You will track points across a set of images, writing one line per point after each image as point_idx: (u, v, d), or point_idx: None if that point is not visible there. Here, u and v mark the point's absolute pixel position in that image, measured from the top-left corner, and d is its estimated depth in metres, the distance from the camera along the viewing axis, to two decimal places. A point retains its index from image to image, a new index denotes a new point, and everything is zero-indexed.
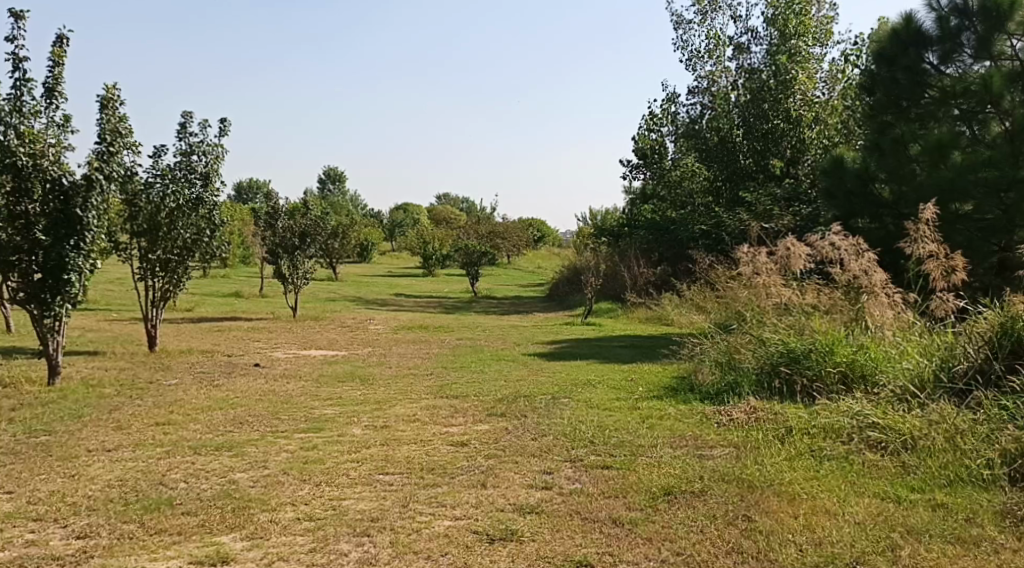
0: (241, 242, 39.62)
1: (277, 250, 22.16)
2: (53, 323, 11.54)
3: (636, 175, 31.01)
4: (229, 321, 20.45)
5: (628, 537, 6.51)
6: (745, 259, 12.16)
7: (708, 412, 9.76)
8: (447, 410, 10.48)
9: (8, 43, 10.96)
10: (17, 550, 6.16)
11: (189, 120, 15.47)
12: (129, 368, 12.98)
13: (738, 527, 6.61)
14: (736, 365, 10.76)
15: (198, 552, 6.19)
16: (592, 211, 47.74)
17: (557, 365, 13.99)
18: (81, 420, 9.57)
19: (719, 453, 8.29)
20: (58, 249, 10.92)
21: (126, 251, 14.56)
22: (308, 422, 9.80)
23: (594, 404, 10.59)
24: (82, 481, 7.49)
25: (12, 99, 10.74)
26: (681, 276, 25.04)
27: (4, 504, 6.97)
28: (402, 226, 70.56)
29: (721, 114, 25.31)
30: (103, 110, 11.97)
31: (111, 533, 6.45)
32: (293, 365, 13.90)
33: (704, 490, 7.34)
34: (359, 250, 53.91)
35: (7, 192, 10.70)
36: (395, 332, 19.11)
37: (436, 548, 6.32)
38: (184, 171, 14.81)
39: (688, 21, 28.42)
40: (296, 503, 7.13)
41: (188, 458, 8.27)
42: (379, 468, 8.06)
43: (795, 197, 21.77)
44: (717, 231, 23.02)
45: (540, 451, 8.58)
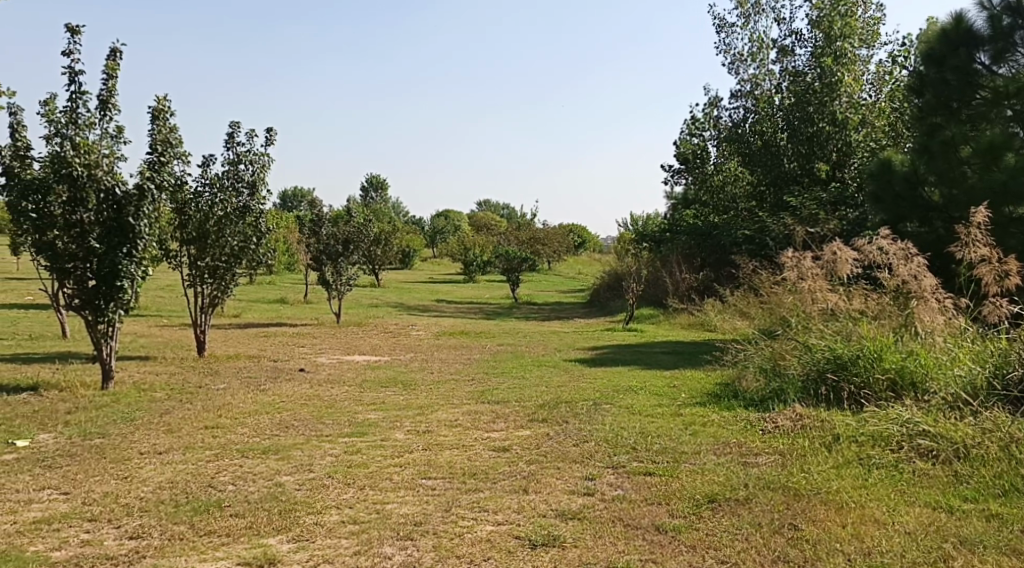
0: (286, 249, 40.18)
1: (321, 257, 22.39)
2: (107, 329, 11.79)
3: (678, 180, 30.82)
4: (274, 327, 20.74)
5: (672, 545, 6.48)
6: (790, 264, 12.04)
7: (752, 419, 9.67)
8: (489, 415, 10.52)
9: (64, 57, 11.24)
10: (72, 549, 6.30)
11: (237, 130, 15.75)
12: (179, 372, 13.22)
13: (784, 535, 6.54)
14: (781, 372, 10.64)
15: (246, 553, 6.28)
16: (634, 217, 47.55)
17: (598, 371, 13.97)
18: (133, 423, 9.77)
19: (765, 461, 8.21)
20: (111, 257, 11.16)
21: (176, 258, 14.86)
22: (352, 426, 9.90)
23: (636, 410, 10.55)
24: (135, 483, 7.65)
25: (68, 112, 11.02)
26: (724, 282, 24.86)
27: (60, 505, 7.14)
28: (443, 233, 70.93)
29: (764, 117, 25.23)
30: (154, 122, 12.23)
31: (162, 533, 6.57)
32: (336, 370, 14.05)
33: (749, 497, 7.28)
34: (401, 257, 54.33)
35: (63, 202, 10.95)
36: (436, 337, 19.24)
37: (479, 553, 6.34)
38: (232, 180, 14.99)
39: (731, 24, 28.20)
40: (341, 507, 7.20)
41: (236, 461, 8.40)
42: (422, 472, 8.11)
43: (841, 201, 21.46)
44: (761, 236, 22.78)
45: (582, 457, 8.57)
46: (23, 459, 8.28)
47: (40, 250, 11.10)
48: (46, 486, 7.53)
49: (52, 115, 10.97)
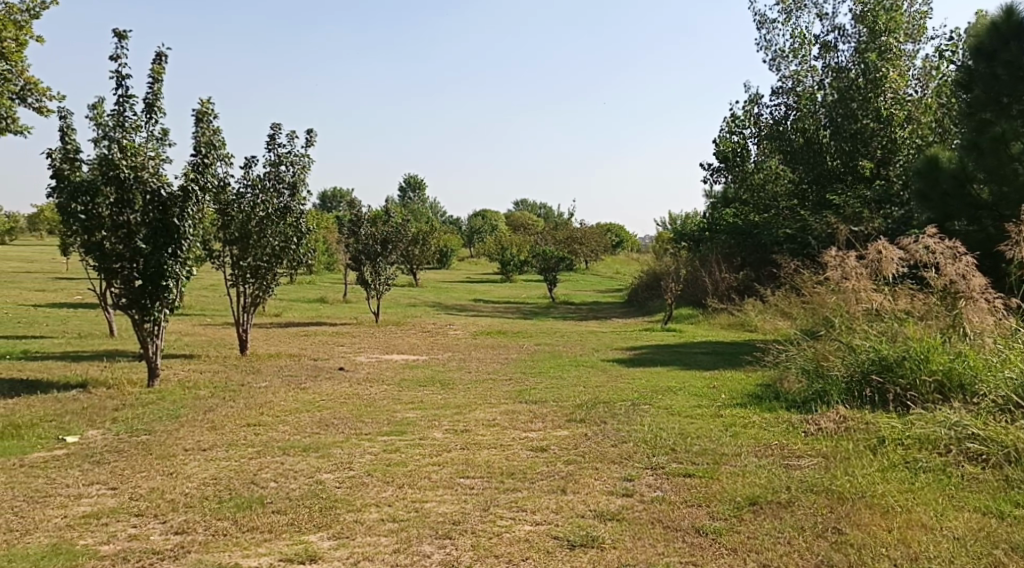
0: (326, 249, 40.54)
1: (360, 257, 22.57)
2: (153, 328, 11.97)
3: (717, 178, 30.57)
4: (314, 326, 20.92)
5: (712, 547, 6.42)
6: (834, 264, 11.90)
7: (795, 421, 9.55)
8: (526, 415, 10.52)
9: (112, 61, 11.44)
10: (120, 543, 6.41)
11: (278, 132, 15.92)
12: (222, 370, 13.40)
13: (828, 539, 6.45)
14: (824, 373, 10.49)
15: (288, 550, 6.33)
16: (671, 217, 47.29)
17: (636, 371, 13.90)
18: (178, 420, 9.91)
19: (808, 463, 8.10)
20: (157, 257, 11.34)
21: (219, 258, 15.06)
22: (390, 425, 9.95)
23: (675, 411, 10.48)
24: (179, 479, 7.76)
25: (115, 115, 11.22)
26: (764, 281, 24.63)
27: (107, 500, 7.26)
28: (480, 232, 71.06)
29: (805, 114, 25.19)
30: (198, 124, 12.42)
31: (207, 529, 6.65)
32: (375, 369, 14.14)
33: (791, 500, 7.19)
34: (438, 257, 54.58)
35: (110, 203, 11.16)
36: (474, 337, 19.28)
37: (518, 552, 6.34)
38: (273, 181, 15.17)
39: (772, 21, 27.90)
40: (380, 505, 7.24)
41: (277, 458, 8.48)
42: (461, 471, 8.13)
43: (885, 200, 21.09)
44: (803, 235, 22.54)
45: (621, 458, 8.53)
46: (72, 455, 8.44)
47: (89, 251, 11.31)
48: (94, 482, 7.66)
49: (99, 118, 11.17)
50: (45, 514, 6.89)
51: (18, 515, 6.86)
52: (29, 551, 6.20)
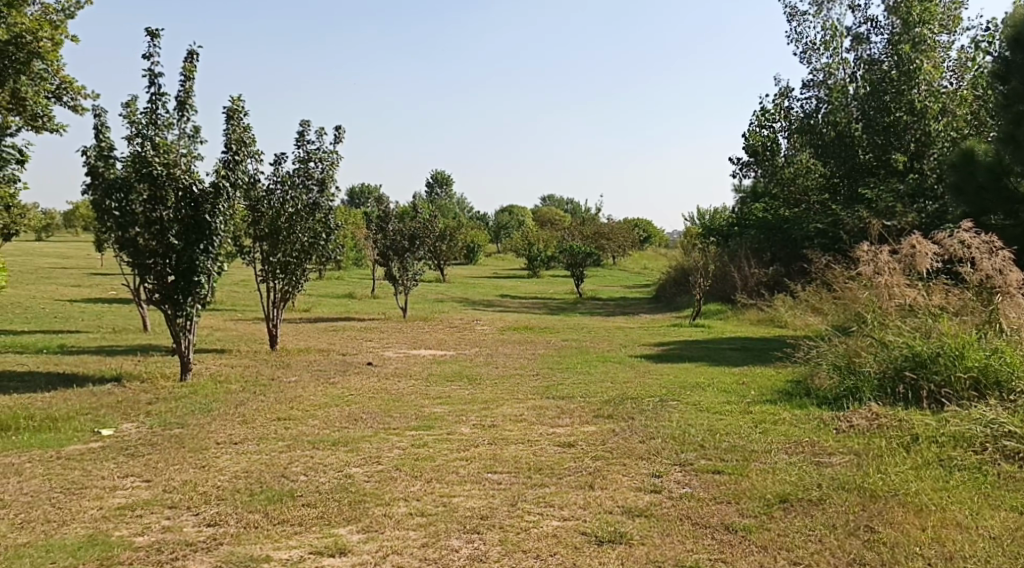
0: (354, 245, 40.77)
1: (387, 252, 22.60)
2: (186, 323, 12.08)
3: (746, 173, 30.38)
4: (343, 321, 21.05)
5: (742, 545, 6.37)
6: (866, 259, 11.82)
7: (826, 418, 9.46)
8: (554, 410, 10.51)
9: (145, 60, 11.56)
10: (154, 534, 6.48)
11: (307, 128, 16.01)
12: (252, 365, 13.50)
13: (860, 538, 6.38)
14: (856, 369, 10.34)
15: (318, 543, 6.37)
16: (700, 212, 47.04)
17: (664, 367, 13.85)
18: (210, 414, 10.02)
19: (839, 461, 8.02)
20: (190, 253, 11.46)
21: (250, 253, 15.21)
22: (418, 420, 9.97)
23: (704, 407, 10.42)
24: (212, 472, 7.83)
25: (147, 114, 11.35)
26: (795, 277, 24.38)
27: (141, 492, 7.35)
28: (508, 228, 71.10)
29: (838, 107, 24.65)
30: (229, 121, 12.55)
31: (238, 522, 6.71)
32: (403, 364, 14.20)
33: (822, 498, 7.12)
34: (466, 252, 54.75)
35: (143, 200, 11.28)
36: (502, 332, 19.30)
37: (545, 548, 6.33)
38: (303, 177, 15.26)
39: (802, 13, 27.63)
40: (408, 499, 7.26)
41: (307, 452, 8.54)
42: (488, 466, 8.13)
43: (919, 193, 20.75)
44: (834, 229, 22.35)
45: (649, 454, 8.50)
46: (107, 447, 8.55)
47: (123, 247, 11.44)
48: (129, 474, 7.76)
49: (132, 116, 11.30)
50: (82, 506, 6.99)
51: (55, 507, 6.96)
52: (66, 542, 6.29)
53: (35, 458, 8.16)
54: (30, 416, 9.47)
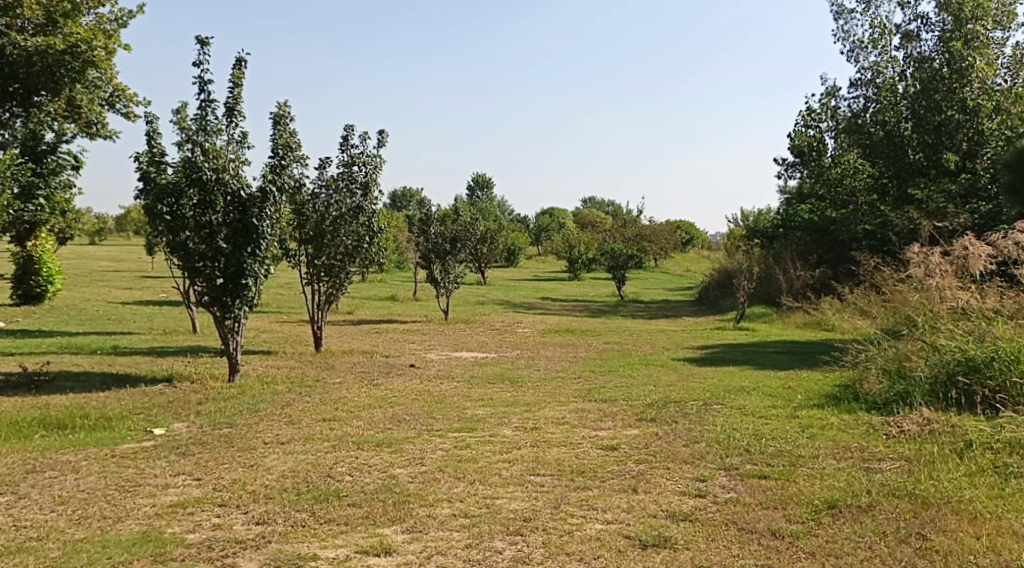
0: (396, 248, 41.02)
1: (430, 255, 22.73)
2: (234, 325, 12.23)
3: (792, 174, 30.09)
4: (386, 324, 21.19)
5: (789, 551, 6.30)
6: (918, 261, 11.65)
7: (875, 423, 9.31)
8: (596, 413, 10.47)
9: (195, 67, 11.77)
10: (205, 532, 6.58)
11: (351, 133, 16.18)
12: (298, 366, 13.66)
13: (912, 545, 6.27)
14: (906, 373, 10.18)
15: (364, 542, 6.42)
16: (745, 214, 46.47)
17: (707, 371, 13.72)
18: (258, 414, 10.15)
19: (889, 467, 7.89)
20: (238, 256, 11.62)
21: (295, 257, 15.37)
22: (461, 422, 10.01)
23: (748, 411, 10.31)
24: (260, 471, 7.93)
25: (197, 120, 11.57)
26: (842, 279, 24.36)
27: (193, 490, 7.48)
28: (548, 229, 71.01)
29: (887, 106, 24.42)
30: (276, 126, 12.74)
31: (286, 520, 6.80)
32: (446, 366, 14.26)
33: (872, 504, 7.01)
34: (507, 254, 54.87)
35: (193, 204, 11.47)
36: (543, 335, 19.31)
37: (589, 551, 6.31)
38: (346, 181, 15.42)
39: (850, 11, 27.22)
40: (452, 500, 7.28)
41: (352, 452, 8.61)
42: (531, 469, 8.13)
43: (973, 192, 20.09)
44: (883, 230, 22.03)
45: (693, 458, 8.42)
46: (160, 447, 8.69)
47: (173, 251, 11.63)
48: (180, 472, 7.89)
49: (183, 122, 11.51)
50: (136, 503, 7.12)
51: (111, 504, 7.09)
52: (121, 538, 6.41)
53: (91, 456, 8.34)
54: (85, 415, 9.67)
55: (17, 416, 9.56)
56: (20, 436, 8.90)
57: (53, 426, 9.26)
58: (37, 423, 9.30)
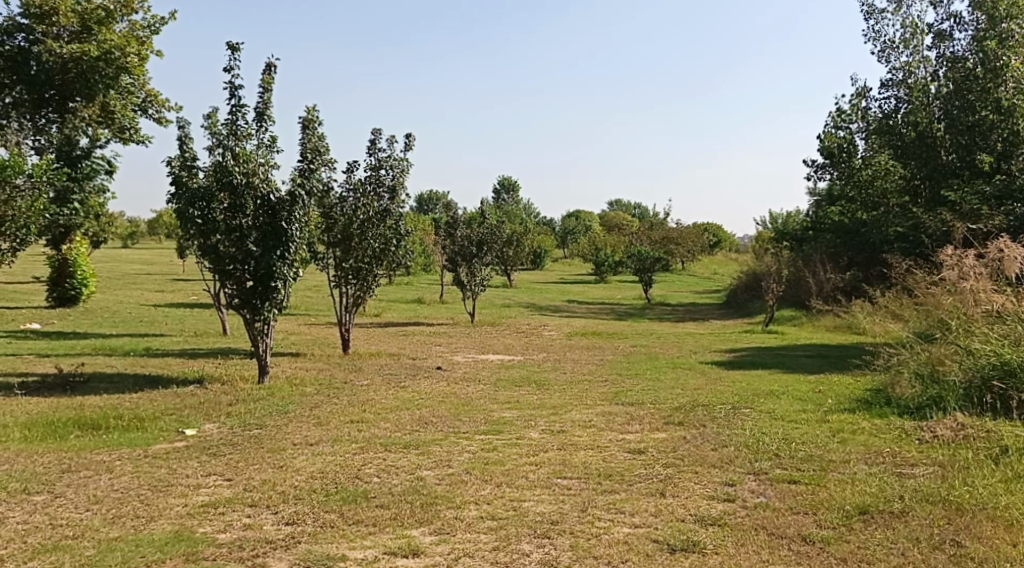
0: (422, 250, 41.14)
1: (456, 258, 22.76)
2: (264, 327, 12.32)
3: (822, 175, 29.83)
4: (413, 326, 21.26)
5: (820, 556, 6.24)
6: (952, 263, 11.48)
7: (908, 428, 9.19)
8: (623, 416, 10.43)
9: (226, 73, 11.87)
10: (236, 532, 6.63)
11: (379, 136, 16.25)
12: (327, 368, 13.75)
13: (945, 552, 6.18)
14: (939, 378, 10.06)
15: (392, 543, 6.43)
16: (774, 217, 46.06)
17: (735, 374, 13.64)
18: (287, 415, 10.21)
19: (922, 472, 7.77)
20: (267, 259, 11.71)
21: (323, 260, 15.44)
22: (487, 424, 10.01)
23: (778, 415, 10.22)
24: (290, 472, 7.98)
25: (228, 125, 11.68)
26: (873, 282, 24.21)
27: (223, 490, 7.53)
28: (574, 233, 70.81)
29: (919, 107, 24.23)
30: (305, 131, 12.82)
31: (315, 520, 6.83)
32: (472, 369, 14.28)
33: (905, 510, 6.90)
34: (533, 258, 54.80)
35: (224, 208, 11.57)
36: (569, 338, 19.26)
37: (617, 554, 6.28)
38: (374, 185, 15.49)
39: (881, 10, 26.93)
40: (479, 502, 7.28)
41: (379, 454, 8.64)
42: (558, 472, 8.11)
43: (1007, 195, 19.39)
44: (914, 233, 21.79)
45: (721, 462, 8.35)
46: (191, 447, 8.77)
47: (204, 254, 11.75)
48: (211, 473, 7.96)
49: (214, 127, 11.62)
50: (168, 503, 7.18)
51: (143, 503, 7.16)
52: (154, 537, 6.46)
53: (125, 455, 8.43)
54: (119, 416, 9.78)
55: (52, 416, 9.68)
56: (55, 435, 9.02)
57: (87, 426, 9.37)
58: (73, 423, 9.43)
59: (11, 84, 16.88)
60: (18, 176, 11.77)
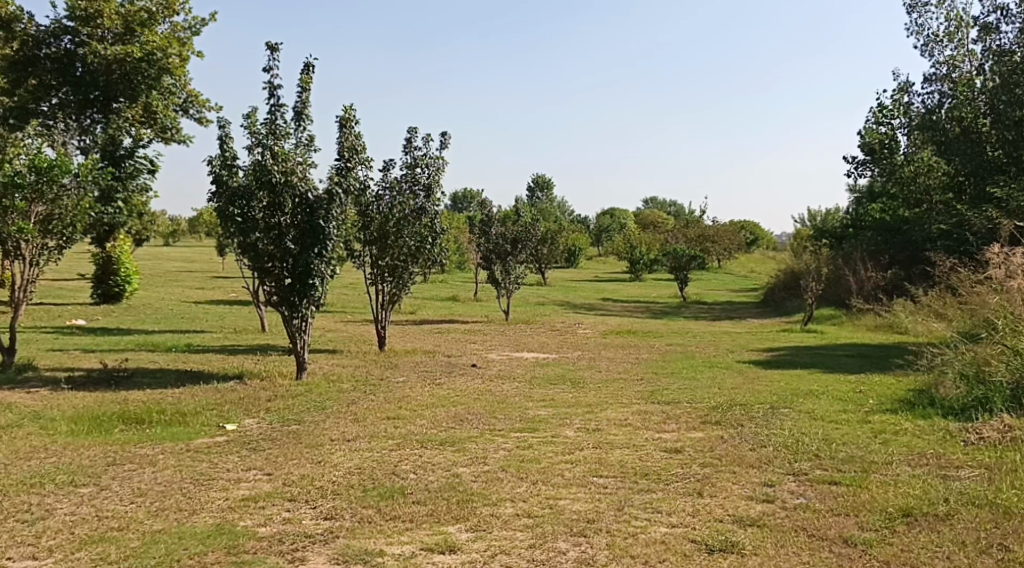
0: (457, 248, 41.26)
1: (491, 256, 22.78)
2: (302, 324, 12.41)
3: (863, 172, 29.42)
4: (448, 323, 21.31)
5: (862, 558, 6.14)
6: (999, 262, 11.25)
7: (952, 429, 9.02)
8: (660, 416, 10.34)
9: (265, 73, 11.97)
10: (276, 526, 6.68)
11: (414, 135, 16.29)
12: (363, 365, 13.83)
13: (993, 556, 6.05)
14: (985, 379, 9.86)
15: (429, 539, 6.44)
16: (813, 215, 45.52)
17: (773, 374, 13.48)
18: (325, 412, 10.28)
19: (968, 475, 7.62)
20: (305, 257, 11.78)
21: (360, 257, 15.53)
22: (523, 422, 9.98)
23: (818, 415, 10.09)
24: (328, 467, 8.03)
25: (267, 124, 11.78)
26: (915, 280, 23.93)
27: (263, 484, 7.60)
28: (609, 230, 70.52)
29: (963, 101, 23.66)
30: (342, 129, 12.90)
31: (353, 516, 6.86)
32: (507, 366, 14.26)
33: (949, 514, 6.77)
34: (567, 255, 54.63)
35: (263, 206, 11.67)
36: (604, 336, 19.18)
37: (655, 554, 6.23)
38: (409, 183, 15.54)
39: (924, 3, 26.45)
40: (515, 500, 7.27)
41: (416, 451, 8.66)
42: (594, 470, 8.07)
43: None
44: (958, 230, 21.55)
45: (760, 462, 8.25)
46: (232, 442, 8.86)
47: (244, 251, 11.86)
48: (251, 467, 8.02)
49: (253, 127, 11.72)
50: (210, 496, 7.26)
51: (185, 496, 7.24)
52: (196, 530, 6.54)
53: (167, 449, 8.53)
54: (161, 410, 9.90)
55: (97, 411, 9.82)
56: (100, 429, 9.15)
57: (131, 421, 9.50)
58: (117, 417, 9.56)
59: (57, 86, 17.60)
60: (64, 175, 11.90)
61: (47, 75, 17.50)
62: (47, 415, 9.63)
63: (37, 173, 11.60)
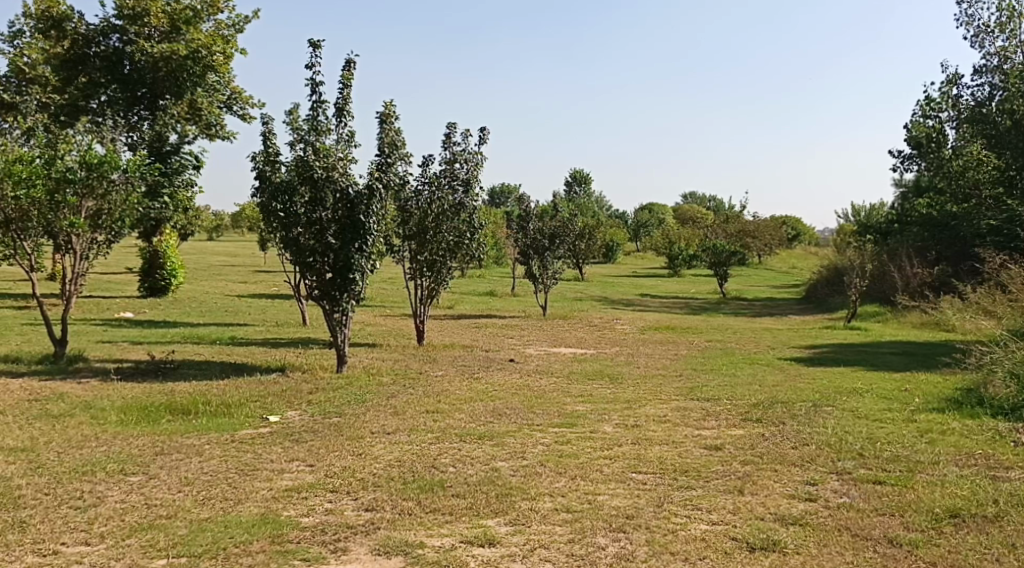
0: (495, 243, 41.30)
1: (529, 251, 22.72)
2: (343, 318, 12.52)
3: (909, 166, 28.97)
4: (486, 318, 21.34)
5: (908, 559, 6.06)
6: None
7: (1001, 429, 8.86)
8: (699, 412, 10.28)
9: (308, 69, 12.09)
10: (318, 516, 6.75)
11: (454, 131, 16.31)
12: (402, 358, 13.92)
13: None
14: None
15: (468, 533, 6.46)
16: (856, 210, 44.82)
17: (815, 371, 13.30)
18: (365, 404, 10.37)
19: (1018, 476, 7.48)
20: (346, 251, 11.87)
21: (399, 252, 15.61)
22: (561, 417, 9.97)
23: (862, 413, 9.95)
24: (369, 459, 8.10)
25: (309, 120, 11.89)
26: (962, 276, 23.51)
27: (306, 475, 7.69)
28: (648, 225, 70.18)
29: (1014, 93, 22.95)
30: (382, 126, 12.98)
31: (393, 508, 6.90)
32: (545, 362, 14.24)
33: (999, 515, 6.64)
34: (605, 250, 54.45)
35: (305, 201, 11.77)
36: (642, 332, 19.10)
37: (695, 551, 6.19)
38: (448, 178, 15.56)
39: None
40: (554, 494, 7.27)
41: (455, 444, 8.69)
42: (633, 466, 8.03)
43: None
44: (1009, 226, 21.23)
45: (803, 461, 8.16)
46: (275, 433, 8.98)
47: (287, 246, 11.99)
48: (294, 458, 8.11)
49: (296, 123, 11.84)
50: (255, 486, 7.36)
51: (231, 486, 7.35)
52: (242, 519, 6.63)
53: (213, 440, 8.66)
54: (207, 402, 10.04)
55: (144, 401, 10.00)
56: (148, 420, 9.32)
57: (178, 411, 9.67)
58: (164, 408, 9.74)
59: (107, 83, 17.94)
60: (114, 170, 12.09)
61: (96, 72, 17.87)
62: (97, 405, 9.84)
63: (88, 169, 11.82)
